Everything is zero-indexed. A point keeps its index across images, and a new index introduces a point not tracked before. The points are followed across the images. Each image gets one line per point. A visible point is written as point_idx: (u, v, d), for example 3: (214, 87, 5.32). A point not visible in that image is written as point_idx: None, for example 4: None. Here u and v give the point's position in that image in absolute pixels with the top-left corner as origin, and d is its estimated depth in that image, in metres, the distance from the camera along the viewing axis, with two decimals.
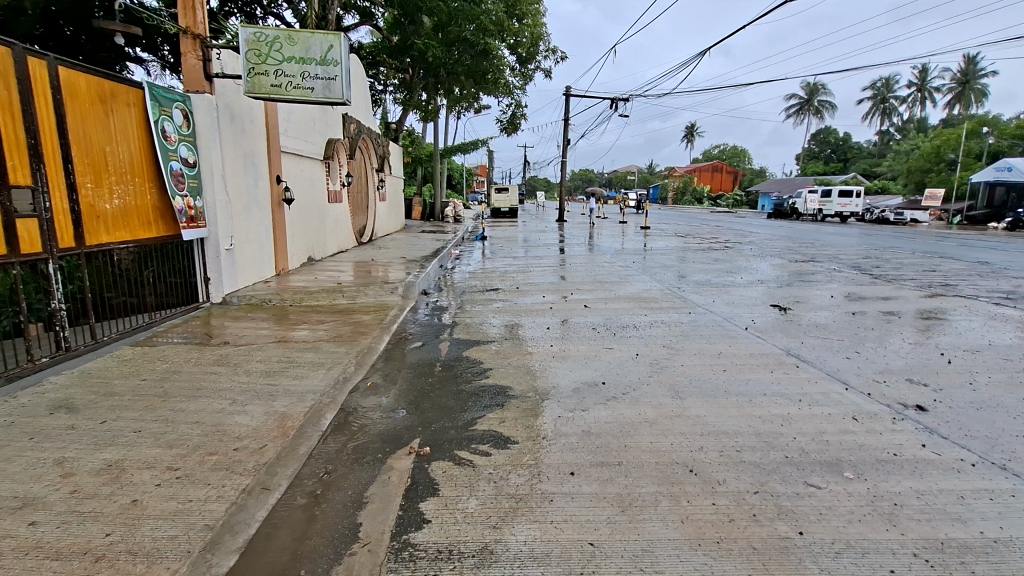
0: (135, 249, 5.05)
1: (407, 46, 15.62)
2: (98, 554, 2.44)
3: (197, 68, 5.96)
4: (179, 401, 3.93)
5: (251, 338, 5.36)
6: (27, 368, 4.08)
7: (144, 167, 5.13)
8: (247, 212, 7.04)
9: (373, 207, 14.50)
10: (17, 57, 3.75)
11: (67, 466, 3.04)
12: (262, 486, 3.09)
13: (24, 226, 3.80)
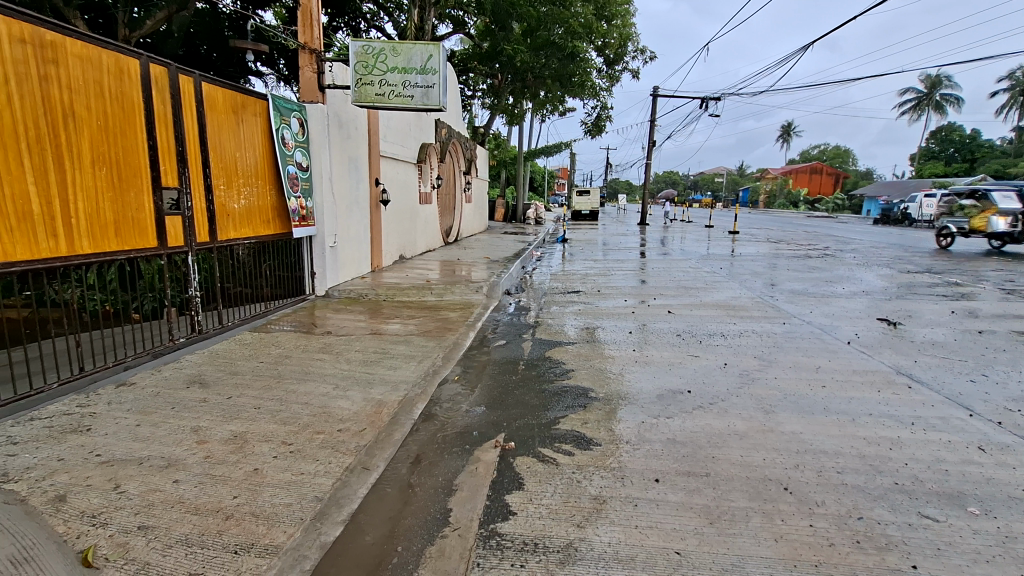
0: (255, 244, 5.62)
1: (496, 52, 16.02)
2: (228, 513, 2.74)
3: (312, 80, 6.52)
4: (291, 383, 4.32)
5: (350, 329, 5.78)
6: (169, 346, 4.69)
7: (266, 170, 5.71)
8: (349, 212, 7.58)
9: (459, 208, 15.04)
10: (172, 75, 4.32)
11: (201, 433, 3.44)
12: (362, 465, 3.33)
13: (171, 222, 4.36)
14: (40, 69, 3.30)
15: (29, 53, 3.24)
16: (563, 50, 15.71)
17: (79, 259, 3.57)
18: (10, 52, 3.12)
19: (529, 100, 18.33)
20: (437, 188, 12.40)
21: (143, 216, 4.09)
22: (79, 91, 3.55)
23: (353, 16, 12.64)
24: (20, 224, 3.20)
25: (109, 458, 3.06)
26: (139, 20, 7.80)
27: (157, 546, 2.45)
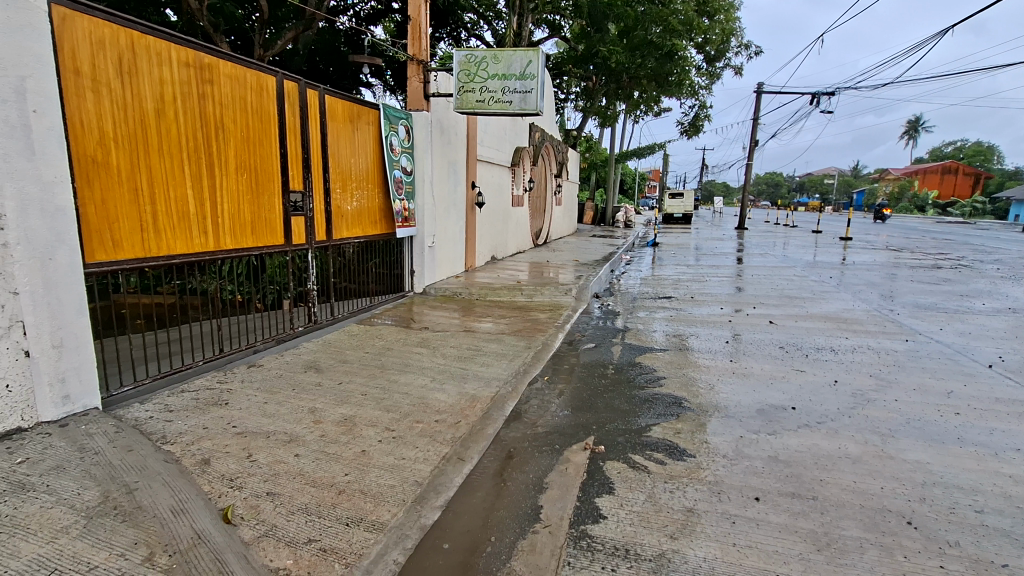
0: (364, 242, 6.08)
1: (591, 53, 15.91)
2: (340, 488, 2.99)
3: (419, 90, 6.90)
4: (393, 373, 4.63)
5: (444, 326, 6.06)
6: (290, 334, 5.21)
7: (376, 174, 6.15)
8: (447, 214, 7.94)
9: (550, 210, 15.16)
10: (301, 90, 4.79)
11: (317, 414, 3.78)
12: (458, 456, 3.49)
13: (296, 222, 4.85)
14: (200, 88, 3.81)
15: (192, 74, 3.75)
16: (661, 48, 15.09)
17: (223, 254, 4.08)
18: (178, 75, 3.63)
19: (622, 101, 17.99)
20: (529, 190, 12.60)
21: (274, 217, 4.59)
22: (227, 106, 4.06)
23: (454, 26, 12.94)
24: (181, 222, 3.72)
25: (243, 429, 3.45)
26: (272, 41, 8.66)
27: (282, 511, 2.72)
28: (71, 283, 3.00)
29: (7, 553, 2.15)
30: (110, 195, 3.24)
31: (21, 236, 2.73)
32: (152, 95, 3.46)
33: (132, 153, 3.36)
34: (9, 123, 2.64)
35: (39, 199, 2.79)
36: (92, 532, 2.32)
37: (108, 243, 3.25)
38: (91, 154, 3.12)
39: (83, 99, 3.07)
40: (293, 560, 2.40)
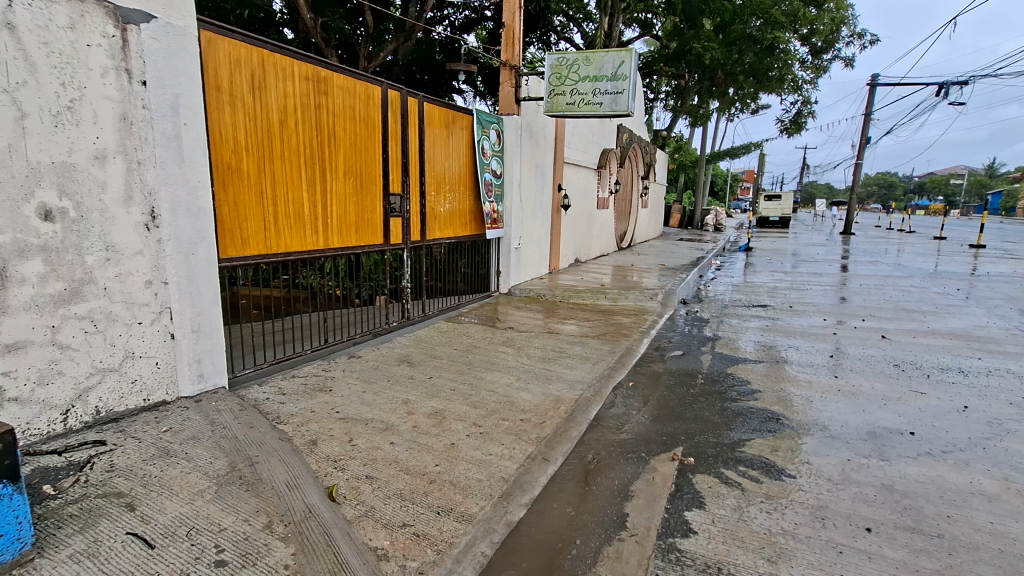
0: (454, 243, 6.32)
1: (684, 51, 15.44)
2: (431, 478, 3.12)
3: (511, 94, 7.04)
4: (480, 371, 4.76)
5: (528, 326, 6.13)
6: (386, 328, 5.52)
7: (468, 177, 6.36)
8: (534, 216, 8.03)
9: (635, 213, 14.82)
10: (403, 98, 5.07)
11: (410, 406, 3.98)
12: (543, 456, 3.51)
13: (394, 223, 5.14)
14: (317, 100, 4.15)
15: (311, 87, 4.08)
16: (760, 42, 14.10)
17: (330, 252, 4.41)
18: (299, 88, 3.98)
19: (716, 99, 17.18)
20: (615, 193, 12.41)
21: (376, 218, 4.90)
22: (339, 115, 4.39)
23: (545, 31, 12.99)
24: (297, 222, 4.07)
25: (345, 415, 3.71)
26: (375, 53, 9.21)
27: (380, 494, 2.89)
28: (209, 276, 3.38)
29: (156, 509, 2.46)
30: (240, 197, 3.62)
31: (171, 233, 3.12)
32: (277, 106, 3.82)
33: (259, 159, 3.73)
34: (165, 135, 3.03)
35: (185, 201, 3.17)
36: (223, 497, 2.60)
37: (238, 240, 3.63)
38: (226, 160, 3.51)
39: (222, 111, 3.45)
40: (389, 541, 2.54)
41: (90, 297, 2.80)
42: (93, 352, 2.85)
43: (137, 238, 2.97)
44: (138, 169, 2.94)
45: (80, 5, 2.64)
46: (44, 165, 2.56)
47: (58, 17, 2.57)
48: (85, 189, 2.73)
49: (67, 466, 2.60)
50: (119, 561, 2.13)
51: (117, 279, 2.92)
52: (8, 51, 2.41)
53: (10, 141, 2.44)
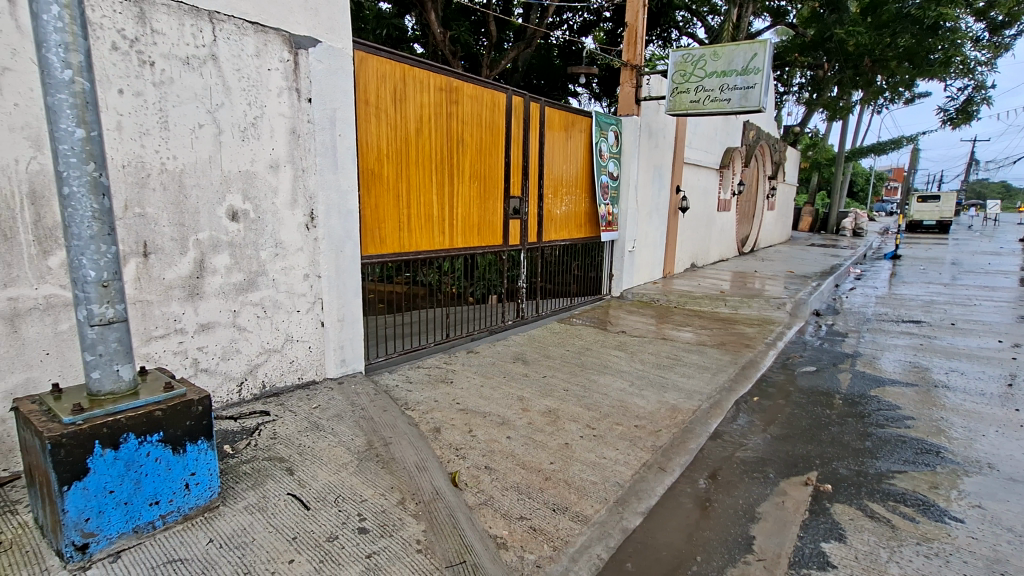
0: (569, 245, 6.36)
1: (823, 39, 13.93)
2: (547, 475, 3.17)
3: (631, 95, 6.87)
4: (593, 373, 4.74)
5: (641, 331, 5.98)
6: (502, 326, 5.71)
7: (585, 179, 6.38)
8: (649, 218, 7.82)
9: (760, 215, 13.77)
10: (526, 104, 5.22)
11: (525, 403, 4.08)
12: (659, 465, 3.41)
13: (512, 225, 5.31)
14: (449, 109, 4.42)
15: (444, 97, 4.36)
16: (920, 21, 12.72)
17: (455, 252, 4.67)
18: (434, 98, 4.26)
19: (860, 89, 15.32)
20: (738, 194, 11.63)
21: (496, 220, 5.10)
22: (468, 122, 4.63)
23: (666, 27, 12.54)
24: (427, 223, 4.37)
25: (465, 407, 3.91)
26: (497, 60, 9.53)
27: (499, 485, 3.01)
28: (354, 271, 3.75)
29: (310, 475, 2.78)
30: (381, 201, 3.97)
31: (326, 232, 3.51)
32: (415, 116, 4.13)
33: (397, 166, 4.06)
34: (324, 145, 3.42)
35: (338, 204, 3.54)
36: (363, 471, 2.87)
37: (377, 240, 3.98)
38: (370, 167, 3.86)
39: (369, 123, 3.81)
40: (508, 531, 2.63)
41: (262, 287, 3.25)
42: (263, 334, 3.30)
43: (299, 236, 3.39)
44: (303, 175, 3.35)
45: (264, 35, 3.08)
46: (233, 173, 3.02)
47: (248, 47, 3.01)
48: (262, 194, 3.17)
49: (241, 431, 3.04)
50: (283, 517, 2.45)
51: (282, 272, 3.35)
52: (212, 78, 2.88)
53: (210, 154, 2.91)
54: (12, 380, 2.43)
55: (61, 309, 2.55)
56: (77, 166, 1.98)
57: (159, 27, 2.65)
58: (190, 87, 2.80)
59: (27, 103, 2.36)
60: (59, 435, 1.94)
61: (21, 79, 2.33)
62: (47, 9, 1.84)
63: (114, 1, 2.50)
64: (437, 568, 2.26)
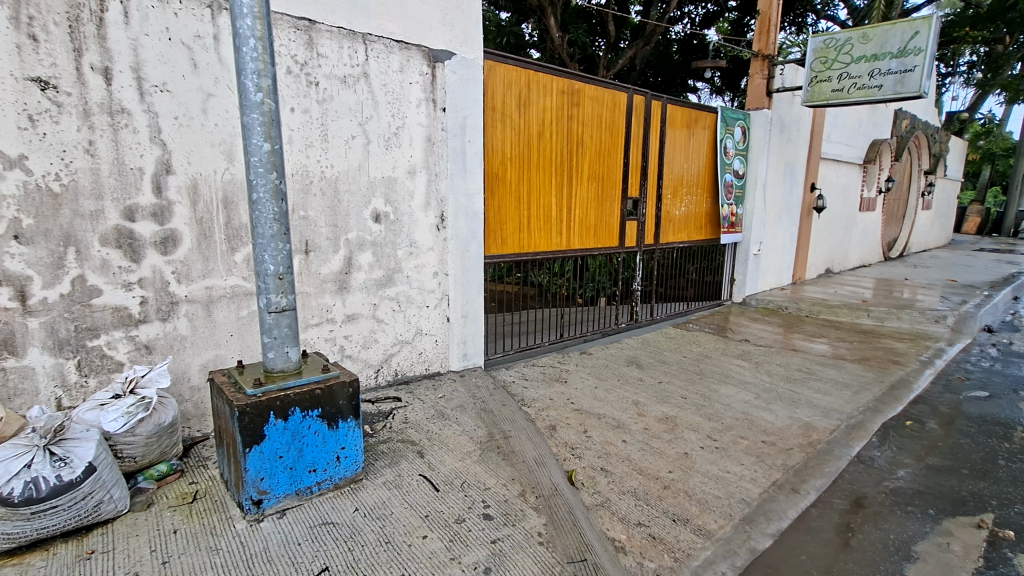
0: (687, 247, 6.11)
1: (1003, 9, 11.94)
2: (665, 483, 3.07)
3: (762, 86, 6.51)
4: (713, 383, 4.50)
5: (768, 341, 5.56)
6: (615, 328, 5.63)
7: (707, 179, 6.08)
8: (779, 219, 7.24)
9: (911, 216, 12.11)
10: (647, 102, 5.11)
11: (641, 407, 3.99)
12: (792, 486, 3.14)
13: (629, 226, 5.22)
14: (570, 111, 4.46)
15: (566, 100, 4.41)
16: None
17: (572, 253, 4.71)
18: (556, 102, 4.34)
19: None
20: (885, 192, 10.31)
21: (613, 222, 5.05)
22: (589, 124, 4.64)
23: (802, 11, 11.55)
24: (546, 225, 4.45)
25: (580, 407, 3.92)
26: (615, 60, 9.42)
27: (615, 489, 2.97)
28: (477, 270, 3.94)
29: (439, 460, 2.98)
30: (503, 203, 4.13)
31: (454, 232, 3.73)
32: (537, 120, 4.24)
33: (519, 169, 4.20)
34: (456, 151, 3.63)
35: (466, 206, 3.75)
36: (486, 461, 3.01)
37: (498, 240, 4.15)
38: (495, 171, 4.03)
39: (495, 129, 3.98)
40: (626, 536, 2.59)
41: (398, 283, 3.54)
42: (397, 326, 3.59)
43: (431, 236, 3.65)
44: (436, 180, 3.60)
45: (407, 52, 3.35)
46: (378, 179, 3.33)
47: (394, 64, 3.30)
48: (402, 197, 3.45)
49: (378, 414, 3.34)
50: (416, 496, 2.65)
51: (415, 270, 3.62)
52: (364, 94, 3.20)
53: (360, 162, 3.24)
54: (206, 355, 2.89)
55: (243, 298, 2.98)
56: (264, 176, 2.29)
57: (324, 51, 3.01)
58: (346, 103, 3.14)
59: (224, 122, 2.80)
60: (245, 404, 2.27)
61: (221, 102, 2.78)
62: (246, 42, 2.16)
63: (290, 31, 2.88)
64: (558, 563, 2.30)
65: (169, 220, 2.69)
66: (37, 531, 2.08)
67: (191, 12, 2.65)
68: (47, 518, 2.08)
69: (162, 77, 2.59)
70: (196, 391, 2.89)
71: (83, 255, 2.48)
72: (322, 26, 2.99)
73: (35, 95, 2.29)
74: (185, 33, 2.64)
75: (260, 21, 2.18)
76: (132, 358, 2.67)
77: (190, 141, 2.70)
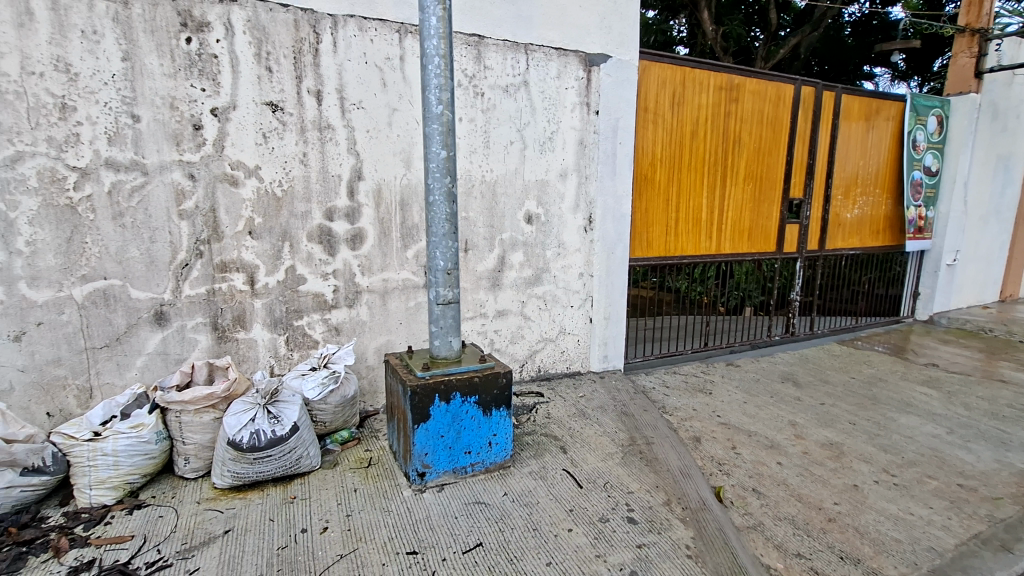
0: (859, 255, 5.42)
1: None
2: (830, 515, 2.74)
3: (968, 67, 5.56)
4: (890, 410, 3.93)
5: (964, 368, 4.70)
6: (767, 340, 5.16)
7: (888, 178, 5.34)
8: (984, 224, 6.08)
9: None
10: (818, 93, 4.63)
11: (799, 429, 3.63)
12: (1001, 543, 2.61)
13: (789, 230, 4.78)
14: (728, 108, 4.22)
15: (724, 96, 4.18)
16: None
17: (723, 258, 4.44)
18: (713, 99, 4.13)
19: None
20: None
21: (771, 225, 4.67)
22: (748, 121, 4.35)
23: None
24: (695, 228, 4.27)
25: (728, 421, 3.69)
26: (774, 50, 8.65)
27: (769, 513, 2.73)
28: (622, 273, 3.91)
29: (581, 457, 3.02)
30: (651, 205, 4.05)
31: (601, 234, 3.75)
32: (691, 119, 4.08)
33: (669, 170, 4.08)
34: (607, 153, 3.65)
35: (613, 209, 3.75)
36: (628, 465, 2.99)
37: (644, 243, 4.08)
38: (644, 172, 3.97)
39: (647, 130, 3.91)
40: (784, 565, 2.37)
41: (545, 282, 3.66)
42: (542, 324, 3.72)
43: (578, 237, 3.72)
44: (586, 182, 3.66)
45: (565, 58, 3.45)
46: (532, 182, 3.48)
47: (552, 70, 3.43)
48: (553, 200, 3.57)
49: (523, 406, 3.50)
50: (560, 489, 2.73)
51: (562, 270, 3.72)
52: (523, 102, 3.37)
53: (517, 166, 3.41)
54: (380, 340, 3.27)
55: (411, 290, 3.32)
56: (439, 179, 2.53)
57: (490, 63, 3.23)
58: (507, 111, 3.33)
59: (405, 133, 3.15)
60: (416, 385, 2.54)
61: (404, 115, 3.13)
62: (432, 60, 2.41)
63: (462, 47, 3.14)
64: None
65: (358, 220, 3.09)
66: (257, 474, 2.53)
67: (384, 37, 3.02)
68: (264, 464, 2.53)
69: (359, 96, 2.99)
70: (371, 370, 3.29)
71: (295, 249, 2.96)
72: (490, 40, 3.21)
73: (268, 116, 2.80)
74: (379, 56, 3.02)
75: (444, 40, 2.41)
76: (325, 338, 3.13)
77: (377, 151, 3.08)
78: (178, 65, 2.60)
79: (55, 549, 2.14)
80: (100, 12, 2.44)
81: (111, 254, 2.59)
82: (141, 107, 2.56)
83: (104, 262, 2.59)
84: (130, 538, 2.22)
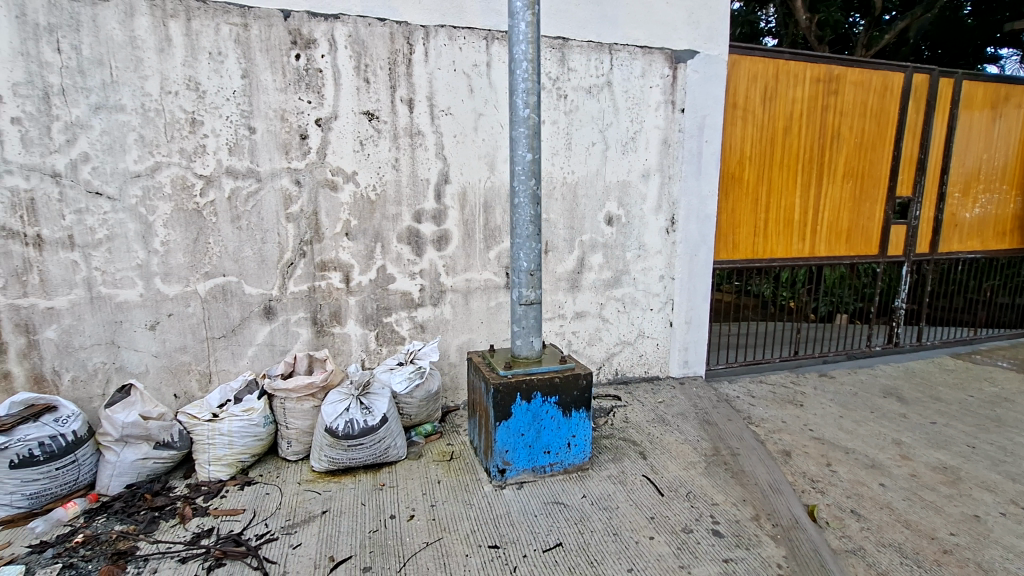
0: (980, 259, 4.86)
1: None
2: (945, 547, 2.48)
3: None
4: (1017, 434, 3.50)
5: None
6: (865, 351, 4.75)
7: (1017, 172, 4.76)
8: None
9: None
10: (933, 81, 4.21)
11: (906, 449, 3.32)
12: None
13: (895, 231, 4.39)
14: (826, 100, 3.95)
15: (823, 88, 3.91)
16: None
17: (817, 261, 4.16)
18: (809, 92, 3.88)
19: None
20: None
21: (873, 226, 4.31)
22: (849, 114, 4.04)
23: None
24: (786, 229, 4.02)
25: (821, 436, 3.45)
26: (878, 36, 7.98)
27: (871, 538, 2.51)
28: (705, 276, 3.76)
29: (661, 464, 2.95)
30: (738, 205, 3.87)
31: (684, 236, 3.64)
32: (785, 114, 3.85)
33: (759, 169, 3.87)
34: (692, 152, 3.54)
35: (697, 209, 3.62)
36: (711, 475, 2.88)
37: (729, 245, 3.91)
38: (731, 171, 3.80)
39: (735, 127, 3.74)
40: None
41: (625, 284, 3.62)
42: (621, 327, 3.67)
43: (660, 239, 3.64)
44: (669, 182, 3.58)
45: (650, 56, 3.39)
46: (613, 183, 3.45)
47: (636, 69, 3.38)
48: (634, 201, 3.52)
49: (600, 409, 3.47)
50: (640, 496, 2.68)
51: (642, 272, 3.65)
52: (606, 103, 3.35)
53: (598, 167, 3.40)
54: (462, 338, 3.38)
55: (492, 290, 3.40)
56: (525, 182, 2.57)
57: (574, 65, 3.24)
58: (590, 113, 3.32)
59: (490, 137, 3.23)
60: (498, 383, 2.60)
61: (489, 120, 3.21)
62: (520, 65, 2.46)
63: (547, 51, 3.17)
64: None
65: (444, 222, 3.21)
66: (351, 460, 2.71)
67: (472, 45, 3.12)
68: (357, 451, 2.70)
69: (447, 103, 3.11)
70: (453, 366, 3.41)
71: (385, 249, 3.13)
72: (575, 42, 3.22)
73: (365, 125, 2.98)
74: (467, 63, 3.12)
75: (532, 45, 2.45)
76: (412, 334, 3.28)
77: (463, 156, 3.19)
78: (288, 80, 2.84)
79: (181, 515, 2.40)
80: (225, 36, 2.72)
81: (229, 254, 2.87)
82: (257, 119, 2.82)
83: (223, 261, 2.87)
84: (242, 511, 2.45)
